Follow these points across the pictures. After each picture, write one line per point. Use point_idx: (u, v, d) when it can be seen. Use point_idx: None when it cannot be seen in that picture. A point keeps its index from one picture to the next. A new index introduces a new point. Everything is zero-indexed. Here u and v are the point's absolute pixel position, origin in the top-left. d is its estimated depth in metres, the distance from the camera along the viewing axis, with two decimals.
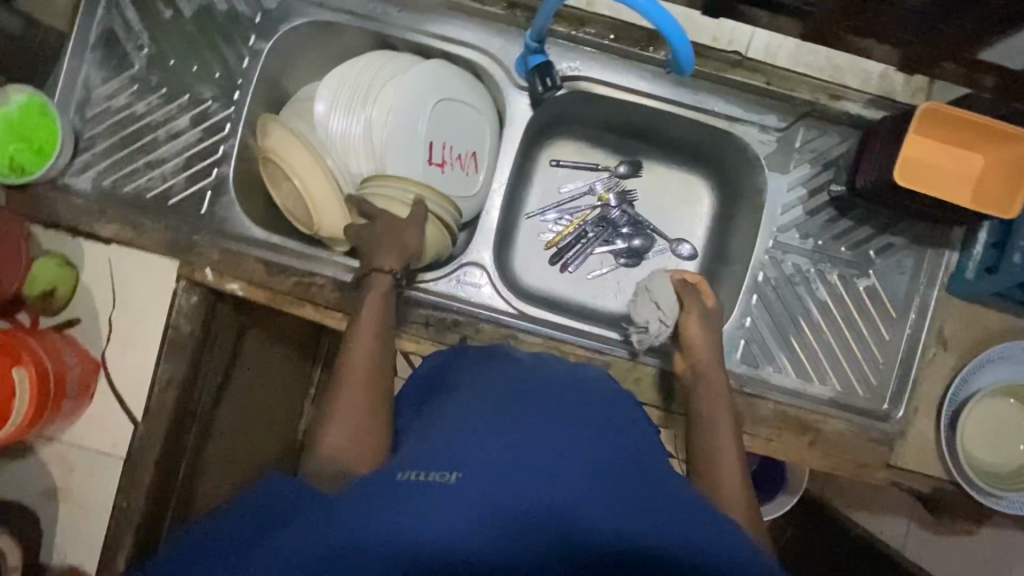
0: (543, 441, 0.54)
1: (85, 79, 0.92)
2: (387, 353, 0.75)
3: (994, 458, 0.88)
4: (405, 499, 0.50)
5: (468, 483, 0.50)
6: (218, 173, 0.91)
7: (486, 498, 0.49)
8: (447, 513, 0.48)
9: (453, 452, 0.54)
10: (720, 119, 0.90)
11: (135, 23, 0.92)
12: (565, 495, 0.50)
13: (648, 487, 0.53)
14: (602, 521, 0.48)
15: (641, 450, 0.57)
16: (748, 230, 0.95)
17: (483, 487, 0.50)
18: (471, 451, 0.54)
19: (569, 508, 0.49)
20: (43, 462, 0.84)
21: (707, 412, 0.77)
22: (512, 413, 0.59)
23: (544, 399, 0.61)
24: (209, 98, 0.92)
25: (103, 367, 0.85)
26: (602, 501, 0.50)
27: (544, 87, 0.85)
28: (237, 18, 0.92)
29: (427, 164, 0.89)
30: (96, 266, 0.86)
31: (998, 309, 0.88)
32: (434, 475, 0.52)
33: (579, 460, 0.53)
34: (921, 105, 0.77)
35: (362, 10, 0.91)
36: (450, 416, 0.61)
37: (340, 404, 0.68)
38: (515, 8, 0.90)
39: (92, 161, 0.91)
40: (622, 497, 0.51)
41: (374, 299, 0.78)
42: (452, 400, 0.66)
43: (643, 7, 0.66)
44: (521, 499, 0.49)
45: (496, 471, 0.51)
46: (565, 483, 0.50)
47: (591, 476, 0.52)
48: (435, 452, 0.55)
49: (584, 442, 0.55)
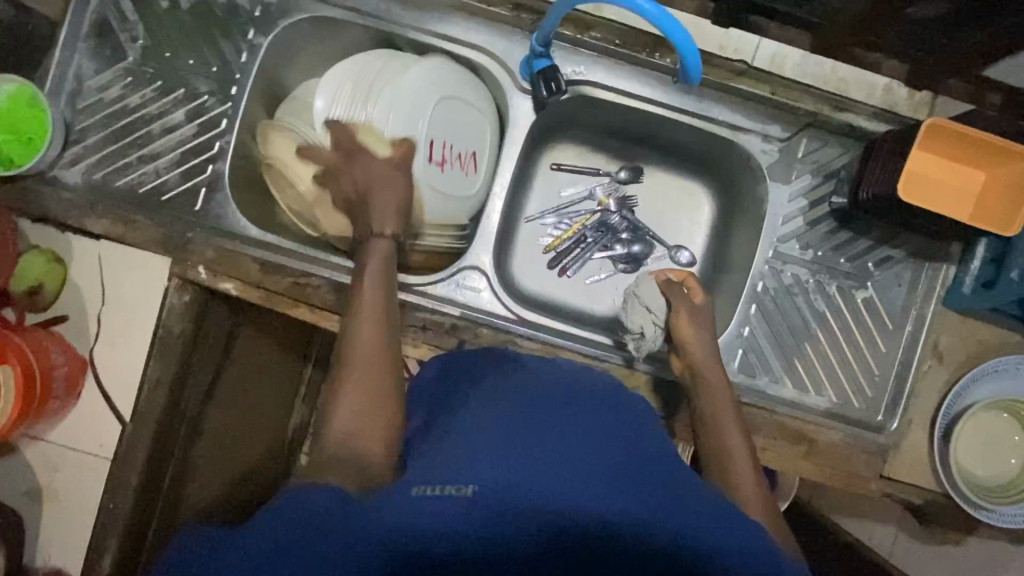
0: (557, 451, 0.53)
1: (76, 70, 0.89)
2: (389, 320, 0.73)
3: (987, 471, 0.89)
4: (422, 513, 0.47)
5: (489, 496, 0.48)
6: (213, 170, 0.89)
7: (503, 510, 0.48)
8: (466, 528, 0.46)
9: (464, 463, 0.52)
10: (724, 128, 0.89)
11: (129, 14, 0.89)
12: (585, 504, 0.49)
13: (669, 488, 0.52)
14: (622, 527, 0.48)
15: (656, 450, 0.57)
16: (748, 240, 0.95)
17: (503, 501, 0.48)
18: (485, 463, 0.52)
19: (590, 518, 0.48)
20: (27, 463, 0.82)
21: (716, 413, 0.76)
22: (521, 422, 0.57)
23: (552, 406, 0.60)
24: (205, 93, 0.90)
25: (90, 366, 0.83)
26: (620, 507, 0.49)
27: (548, 91, 0.83)
28: (236, 12, 0.90)
29: (427, 163, 0.86)
30: (85, 262, 0.84)
31: (993, 323, 0.89)
32: (449, 488, 0.50)
33: (597, 468, 0.52)
34: (926, 120, 0.77)
35: (365, 7, 0.89)
36: (458, 425, 0.60)
37: (347, 387, 0.64)
38: (520, 9, 0.89)
39: (82, 154, 0.89)
40: (640, 501, 0.50)
41: (373, 266, 0.76)
42: (457, 408, 0.64)
43: (651, 13, 0.65)
44: (541, 512, 0.48)
45: (514, 484, 0.49)
46: (582, 493, 0.49)
47: (612, 485, 0.51)
48: (445, 463, 0.53)
49: (601, 451, 0.54)
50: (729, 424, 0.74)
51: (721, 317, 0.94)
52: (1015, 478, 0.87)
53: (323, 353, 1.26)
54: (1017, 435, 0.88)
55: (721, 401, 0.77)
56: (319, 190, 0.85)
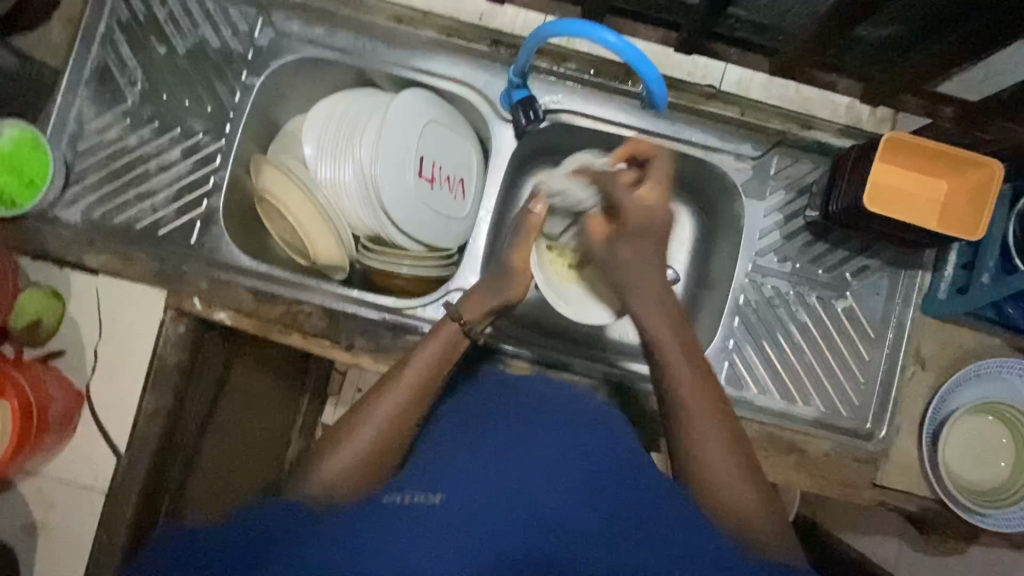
0: (525, 460, 0.57)
1: (77, 114, 0.93)
2: (435, 372, 0.73)
3: (978, 475, 0.89)
4: (389, 521, 0.52)
5: (453, 503, 0.53)
6: (208, 204, 0.93)
7: (467, 514, 0.52)
8: (429, 533, 0.51)
9: (438, 476, 0.57)
10: (697, 148, 0.93)
11: (128, 60, 0.94)
12: (543, 507, 0.52)
13: (629, 498, 0.55)
14: (579, 527, 0.51)
15: (622, 457, 0.60)
16: (728, 255, 0.97)
17: (467, 507, 0.53)
18: (456, 474, 0.57)
19: (547, 519, 0.51)
20: (23, 498, 0.83)
21: (689, 419, 0.67)
22: (497, 437, 0.62)
23: (527, 422, 0.64)
24: (200, 131, 0.94)
25: (86, 399, 0.84)
26: (580, 510, 0.52)
27: (528, 120, 0.88)
28: (230, 55, 0.94)
29: (416, 178, 0.90)
30: (83, 297, 0.86)
31: (971, 328, 0.91)
32: (419, 495, 0.55)
33: (562, 476, 0.55)
34: (885, 134, 0.82)
35: (351, 47, 0.94)
36: (438, 445, 0.64)
37: (373, 412, 0.68)
38: (498, 45, 0.94)
39: (82, 194, 0.92)
40: (601, 505, 0.53)
41: (435, 341, 0.74)
42: (441, 428, 0.69)
43: (616, 45, 0.69)
44: (503, 515, 0.52)
45: (477, 493, 0.54)
46: (541, 497, 0.53)
47: (572, 492, 0.54)
48: (420, 475, 0.58)
49: (568, 459, 0.57)
50: (705, 425, 0.67)
51: (706, 330, 0.96)
52: (1006, 482, 0.87)
53: (317, 382, 1.26)
54: (1005, 438, 0.89)
55: (709, 406, 0.68)
56: (310, 217, 0.90)
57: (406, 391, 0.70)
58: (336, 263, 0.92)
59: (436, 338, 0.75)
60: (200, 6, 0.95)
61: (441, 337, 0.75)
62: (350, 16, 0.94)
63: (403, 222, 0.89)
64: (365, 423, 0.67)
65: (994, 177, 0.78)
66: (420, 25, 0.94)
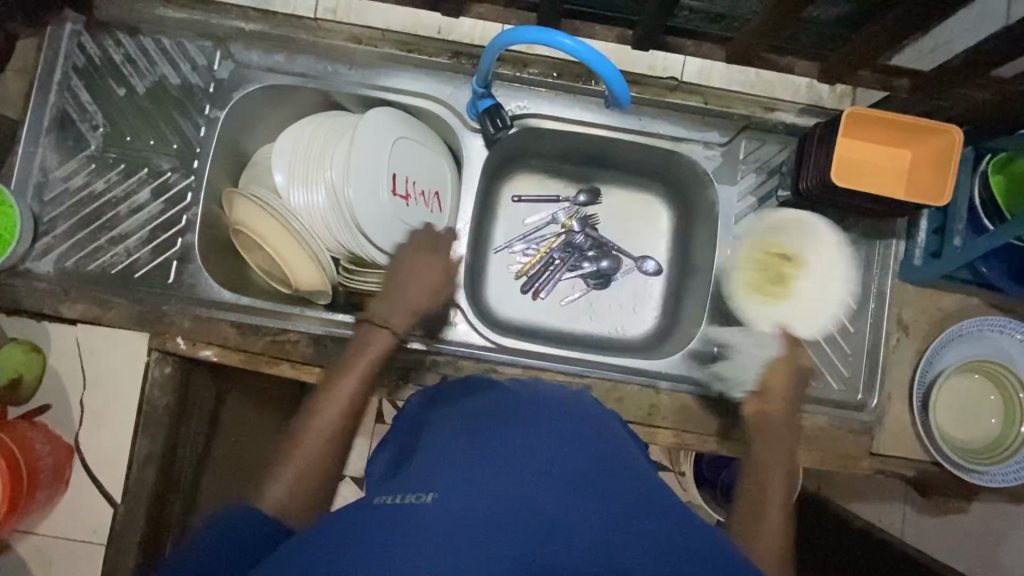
0: (519, 454, 0.51)
1: (41, 164, 0.92)
2: (362, 394, 0.73)
3: (969, 434, 0.91)
4: (372, 523, 0.46)
5: (449, 501, 0.47)
6: (183, 242, 0.92)
7: (465, 511, 0.46)
8: (423, 535, 0.44)
9: (428, 475, 0.51)
10: (666, 140, 0.94)
11: (88, 104, 0.93)
12: (553, 508, 0.46)
13: (643, 500, 0.48)
14: (585, 529, 0.45)
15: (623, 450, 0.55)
16: (706, 242, 0.99)
17: (465, 505, 0.46)
18: (452, 471, 0.50)
19: (558, 519, 0.45)
20: (19, 558, 0.81)
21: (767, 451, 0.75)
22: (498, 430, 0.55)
23: (529, 415, 0.57)
24: (168, 170, 0.93)
25: (76, 452, 0.82)
26: (585, 512, 0.46)
27: (495, 128, 0.88)
28: (191, 91, 0.93)
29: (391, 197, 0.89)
30: (63, 348, 0.84)
31: (947, 290, 0.93)
32: (409, 496, 0.48)
33: (565, 471, 0.49)
34: (845, 111, 0.84)
35: (313, 71, 0.94)
36: (432, 442, 0.57)
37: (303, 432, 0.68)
38: (460, 56, 0.94)
39: (53, 244, 0.91)
40: (608, 503, 0.47)
41: (362, 355, 0.76)
42: (441, 421, 0.62)
43: (572, 49, 0.69)
44: (509, 516, 0.45)
45: (483, 488, 0.47)
46: (540, 494, 0.47)
47: (579, 490, 0.48)
48: (412, 475, 0.51)
49: (572, 451, 0.52)
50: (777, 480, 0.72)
51: (692, 319, 0.97)
52: (999, 437, 0.88)
53: None
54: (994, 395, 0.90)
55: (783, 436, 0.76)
56: (288, 247, 0.89)
57: (332, 408, 0.70)
58: (318, 289, 0.91)
59: (364, 344, 0.77)
60: (156, 43, 0.94)
61: (368, 344, 0.77)
62: (309, 41, 0.94)
63: (381, 241, 0.88)
64: (302, 438, 0.67)
65: (956, 143, 0.80)
66: (379, 42, 0.94)
